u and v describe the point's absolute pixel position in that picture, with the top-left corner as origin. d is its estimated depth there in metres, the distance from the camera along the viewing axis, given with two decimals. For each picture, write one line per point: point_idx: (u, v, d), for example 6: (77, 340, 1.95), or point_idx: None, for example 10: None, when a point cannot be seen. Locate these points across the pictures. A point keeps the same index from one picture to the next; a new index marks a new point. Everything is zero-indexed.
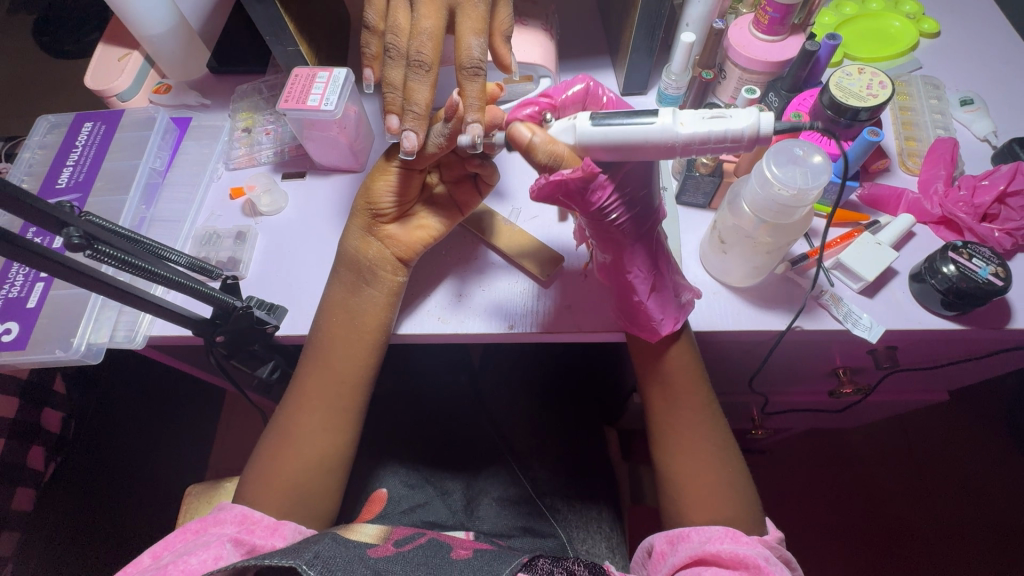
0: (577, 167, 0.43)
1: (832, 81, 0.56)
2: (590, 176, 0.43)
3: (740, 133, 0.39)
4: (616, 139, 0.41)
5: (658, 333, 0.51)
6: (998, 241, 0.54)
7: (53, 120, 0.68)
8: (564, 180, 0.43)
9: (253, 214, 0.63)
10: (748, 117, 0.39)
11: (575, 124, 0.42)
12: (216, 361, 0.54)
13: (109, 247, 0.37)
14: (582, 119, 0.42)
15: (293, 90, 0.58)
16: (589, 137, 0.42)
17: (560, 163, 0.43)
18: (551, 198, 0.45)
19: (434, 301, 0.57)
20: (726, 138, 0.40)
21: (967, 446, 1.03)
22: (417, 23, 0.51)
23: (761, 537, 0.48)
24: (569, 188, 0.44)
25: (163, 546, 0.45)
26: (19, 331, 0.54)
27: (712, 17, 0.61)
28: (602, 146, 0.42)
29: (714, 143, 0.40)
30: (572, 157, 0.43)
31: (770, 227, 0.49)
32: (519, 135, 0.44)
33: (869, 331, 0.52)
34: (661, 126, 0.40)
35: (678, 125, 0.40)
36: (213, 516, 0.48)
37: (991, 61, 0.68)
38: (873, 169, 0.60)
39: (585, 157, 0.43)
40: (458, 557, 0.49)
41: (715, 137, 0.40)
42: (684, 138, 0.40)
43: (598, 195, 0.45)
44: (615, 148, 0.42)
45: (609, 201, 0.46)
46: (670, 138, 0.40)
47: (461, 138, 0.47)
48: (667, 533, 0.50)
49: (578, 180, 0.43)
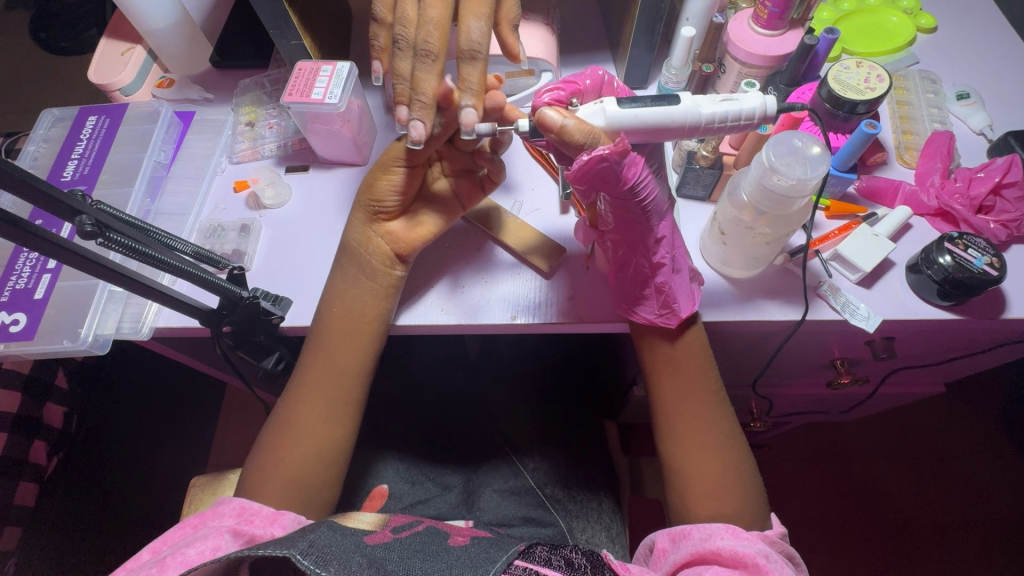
0: (610, 145, 0.44)
1: (831, 74, 0.56)
2: (625, 152, 0.43)
3: (753, 112, 0.45)
4: (645, 121, 0.45)
5: (680, 316, 0.52)
6: (993, 233, 0.55)
7: (58, 114, 0.69)
8: (603, 158, 0.43)
9: (257, 206, 0.64)
10: (756, 100, 0.45)
11: (604, 107, 0.45)
12: (222, 351, 0.54)
13: (119, 236, 0.38)
14: (612, 103, 0.44)
15: (298, 83, 0.58)
16: (620, 119, 0.45)
17: (596, 142, 0.43)
18: (586, 181, 0.45)
19: (437, 292, 0.58)
20: (739, 118, 0.45)
21: (962, 438, 1.04)
22: (424, 12, 0.51)
23: (762, 532, 0.49)
24: (607, 166, 0.43)
25: (162, 541, 0.45)
26: (27, 322, 0.55)
27: (713, 12, 0.62)
28: (632, 127, 0.45)
29: (730, 122, 0.45)
30: (607, 136, 0.45)
31: (769, 218, 0.50)
32: (550, 120, 0.43)
33: (866, 321, 0.53)
34: (685, 108, 0.44)
35: (698, 107, 0.44)
36: (212, 510, 0.49)
37: (986, 56, 0.69)
38: (869, 162, 0.61)
39: (620, 135, 0.45)
40: (455, 544, 0.49)
41: (731, 117, 0.45)
42: (705, 118, 0.44)
43: (632, 171, 0.45)
44: (645, 130, 0.45)
45: (642, 177, 0.45)
46: (693, 119, 0.44)
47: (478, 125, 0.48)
48: (669, 531, 0.50)
49: (615, 157, 0.43)
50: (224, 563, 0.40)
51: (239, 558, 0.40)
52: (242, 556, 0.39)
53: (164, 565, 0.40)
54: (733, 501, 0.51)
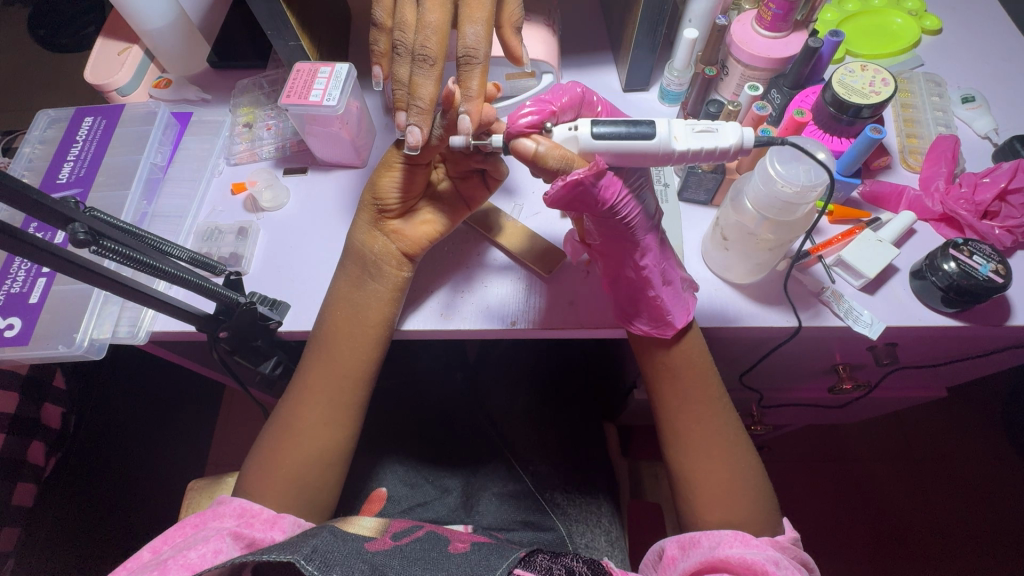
0: (587, 167, 0.44)
1: (835, 77, 0.56)
2: (598, 173, 0.43)
3: (727, 149, 0.43)
4: (618, 148, 0.43)
5: (675, 325, 0.51)
6: (998, 239, 0.54)
7: (54, 115, 0.68)
8: (579, 180, 0.43)
9: (254, 209, 0.63)
10: (733, 133, 0.43)
11: (577, 133, 0.44)
12: (219, 356, 0.54)
13: (113, 242, 0.38)
14: (586, 127, 0.43)
15: (296, 85, 0.58)
16: (593, 145, 0.44)
17: (571, 165, 0.44)
18: (565, 204, 0.45)
19: (437, 298, 0.57)
20: (714, 151, 0.43)
21: (963, 442, 1.04)
22: (423, 17, 0.50)
23: (775, 538, 0.48)
24: (582, 188, 0.44)
25: (163, 541, 0.45)
26: (22, 327, 0.54)
27: (716, 13, 0.62)
28: (607, 152, 0.44)
29: (705, 155, 0.43)
30: (581, 160, 0.44)
31: (772, 224, 0.49)
32: (524, 147, 0.44)
33: (869, 328, 0.53)
34: (659, 139, 0.42)
35: (672, 140, 0.42)
36: (213, 509, 0.48)
37: (991, 59, 0.68)
38: (874, 166, 0.61)
39: (594, 159, 0.44)
40: (455, 550, 0.49)
41: (706, 151, 0.43)
42: (679, 150, 0.43)
43: (609, 189, 0.45)
44: (619, 155, 0.44)
45: (619, 195, 0.45)
46: (667, 148, 0.43)
47: (455, 139, 0.46)
48: (679, 539, 0.50)
49: (590, 179, 0.43)
50: (227, 567, 0.40)
51: (241, 563, 0.40)
52: (244, 561, 0.39)
53: (165, 568, 0.40)
54: (743, 509, 0.51)
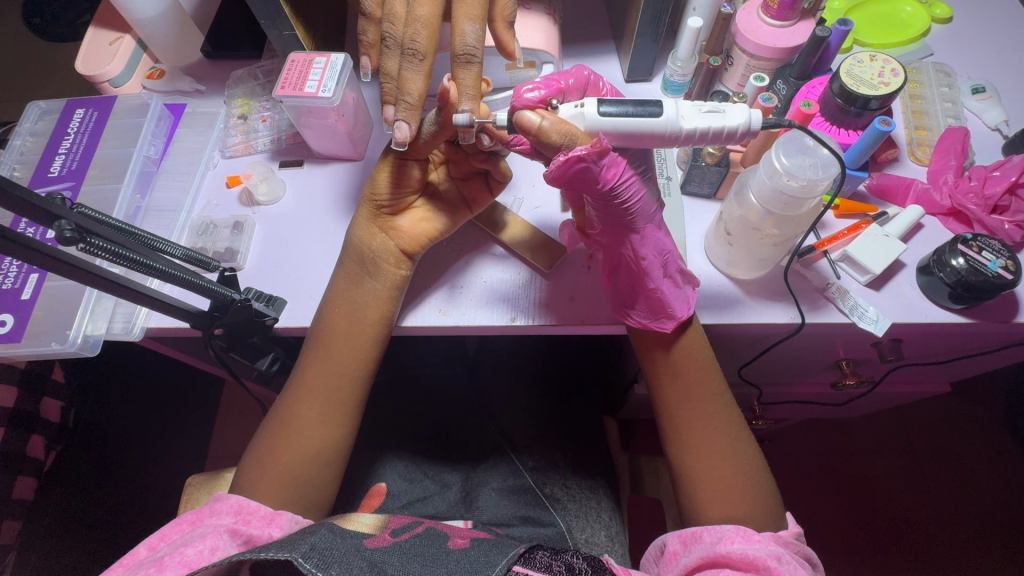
0: (589, 145, 0.42)
1: (844, 67, 0.54)
2: (602, 153, 0.42)
3: (734, 131, 0.42)
4: (624, 129, 0.43)
5: (674, 319, 0.50)
6: (1007, 233, 0.53)
7: (44, 107, 0.67)
8: (580, 158, 0.42)
9: (250, 203, 0.62)
10: (740, 114, 0.42)
11: (583, 111, 0.43)
12: (213, 352, 0.53)
13: (101, 240, 0.37)
14: (592, 107, 0.43)
15: (290, 75, 0.56)
16: (599, 124, 0.43)
17: (573, 143, 0.42)
18: (565, 183, 0.44)
19: (437, 293, 0.56)
20: (722, 132, 0.42)
21: (964, 437, 1.04)
22: (412, 10, 0.49)
23: (777, 533, 0.47)
24: (584, 167, 0.42)
25: (159, 537, 0.45)
26: (14, 324, 0.53)
27: (721, 1, 0.60)
28: (611, 134, 0.43)
29: (711, 137, 0.43)
30: (585, 137, 0.43)
31: (776, 218, 0.48)
32: (527, 122, 0.42)
33: (875, 325, 0.52)
34: (666, 118, 0.42)
35: (680, 119, 0.42)
36: (210, 506, 0.47)
37: (1001, 49, 0.67)
38: (881, 159, 0.59)
39: (598, 136, 0.43)
40: (454, 546, 0.49)
41: (714, 131, 0.43)
42: (686, 130, 0.42)
43: (610, 172, 0.44)
44: (624, 136, 0.43)
45: (620, 178, 0.44)
46: (674, 129, 0.42)
47: (457, 118, 0.45)
48: (680, 534, 0.49)
49: (592, 158, 0.42)
50: (225, 565, 0.40)
51: (239, 560, 0.39)
52: (242, 558, 0.39)
53: (162, 566, 0.39)
54: (745, 505, 0.50)
